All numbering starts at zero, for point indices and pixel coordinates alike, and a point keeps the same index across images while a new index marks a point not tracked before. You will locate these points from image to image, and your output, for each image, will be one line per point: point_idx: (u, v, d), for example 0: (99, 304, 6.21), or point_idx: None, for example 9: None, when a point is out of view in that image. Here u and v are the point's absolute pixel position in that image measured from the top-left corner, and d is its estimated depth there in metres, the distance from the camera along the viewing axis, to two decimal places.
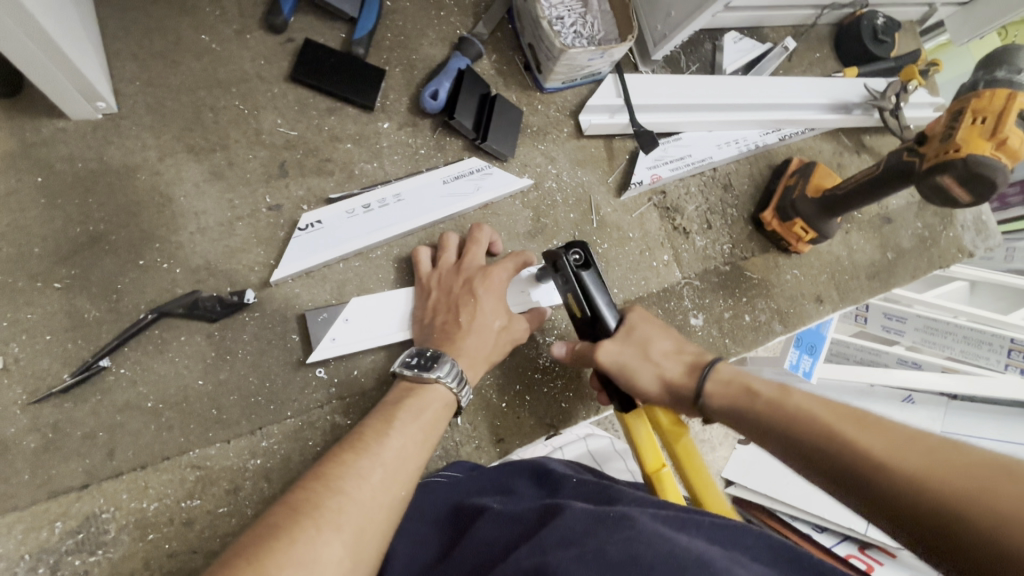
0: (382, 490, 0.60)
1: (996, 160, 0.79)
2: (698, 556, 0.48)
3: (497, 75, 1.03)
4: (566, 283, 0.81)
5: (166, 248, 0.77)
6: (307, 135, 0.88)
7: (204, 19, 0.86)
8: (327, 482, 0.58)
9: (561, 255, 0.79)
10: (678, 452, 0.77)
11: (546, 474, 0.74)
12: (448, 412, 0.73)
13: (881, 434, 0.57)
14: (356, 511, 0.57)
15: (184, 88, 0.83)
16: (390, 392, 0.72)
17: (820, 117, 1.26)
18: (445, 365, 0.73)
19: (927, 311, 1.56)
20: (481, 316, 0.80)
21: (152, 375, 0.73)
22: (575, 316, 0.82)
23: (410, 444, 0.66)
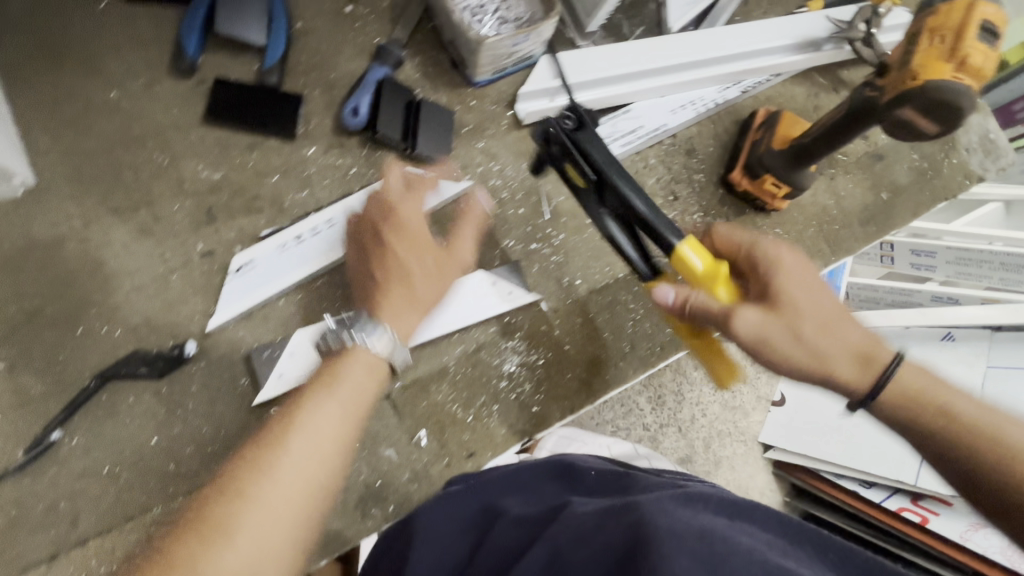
0: (294, 484, 0.61)
1: (959, 82, 0.69)
2: (700, 527, 0.50)
3: (423, 78, 0.99)
4: (565, 154, 0.80)
5: (103, 312, 0.78)
6: (232, 175, 0.87)
7: (112, 76, 0.85)
8: (227, 491, 0.59)
9: (550, 121, 0.80)
10: (720, 296, 0.71)
11: (571, 469, 0.76)
12: (376, 382, 0.72)
13: (974, 406, 0.67)
14: (271, 500, 0.59)
15: (102, 149, 0.83)
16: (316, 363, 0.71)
17: (785, 60, 1.17)
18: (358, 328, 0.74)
19: (958, 241, 1.40)
20: (395, 262, 0.78)
21: (105, 440, 0.74)
22: (578, 186, 0.81)
23: (332, 416, 0.65)
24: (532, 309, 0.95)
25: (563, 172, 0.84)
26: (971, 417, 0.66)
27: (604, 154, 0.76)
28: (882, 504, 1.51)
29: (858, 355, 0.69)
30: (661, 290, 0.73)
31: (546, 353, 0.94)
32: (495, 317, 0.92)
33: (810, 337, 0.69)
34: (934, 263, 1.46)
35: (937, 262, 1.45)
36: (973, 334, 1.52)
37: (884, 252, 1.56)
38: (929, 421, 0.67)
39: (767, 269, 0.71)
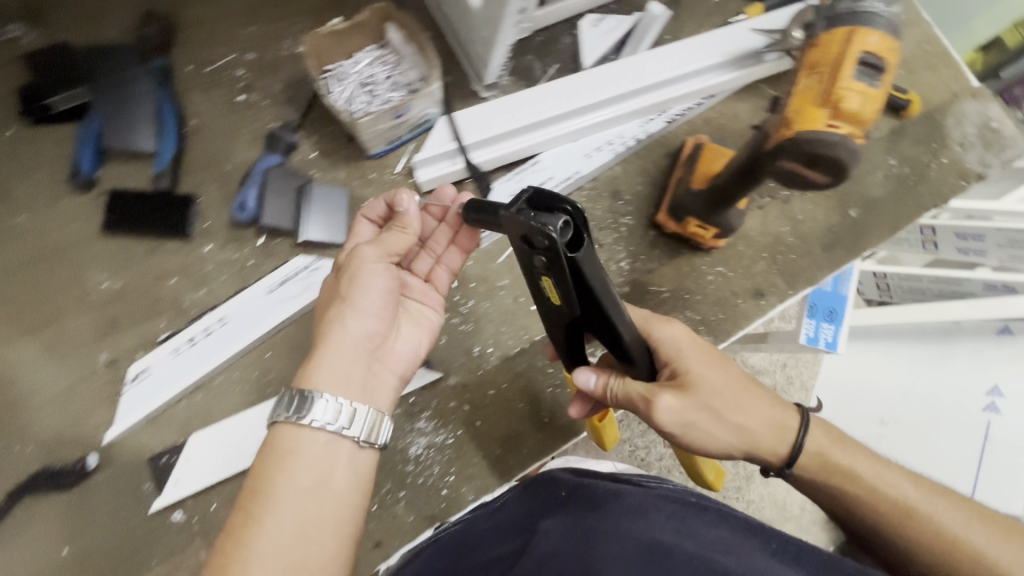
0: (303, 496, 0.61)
1: (831, 132, 0.59)
2: (652, 542, 0.58)
3: (321, 156, 0.98)
4: (549, 265, 0.60)
5: (15, 430, 0.82)
6: (132, 283, 0.89)
7: (17, 199, 0.90)
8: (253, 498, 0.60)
9: (549, 225, 0.55)
10: None
11: (548, 495, 0.72)
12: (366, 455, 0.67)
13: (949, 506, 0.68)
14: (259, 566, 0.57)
15: (11, 271, 0.87)
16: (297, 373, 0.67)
17: (716, 82, 1.07)
18: (317, 399, 0.64)
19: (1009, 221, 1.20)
20: (341, 333, 0.67)
21: (20, 555, 0.79)
22: (555, 301, 0.65)
23: (315, 484, 0.62)
24: (439, 386, 0.92)
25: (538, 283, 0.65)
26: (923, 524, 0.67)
27: (601, 279, 0.59)
28: None
29: (761, 452, 0.71)
30: (581, 376, 0.73)
31: (455, 431, 0.91)
32: (400, 397, 0.91)
33: (711, 414, 0.69)
34: (985, 248, 1.27)
35: (988, 247, 1.25)
36: None
37: (927, 236, 1.36)
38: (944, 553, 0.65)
39: (680, 364, 0.70)
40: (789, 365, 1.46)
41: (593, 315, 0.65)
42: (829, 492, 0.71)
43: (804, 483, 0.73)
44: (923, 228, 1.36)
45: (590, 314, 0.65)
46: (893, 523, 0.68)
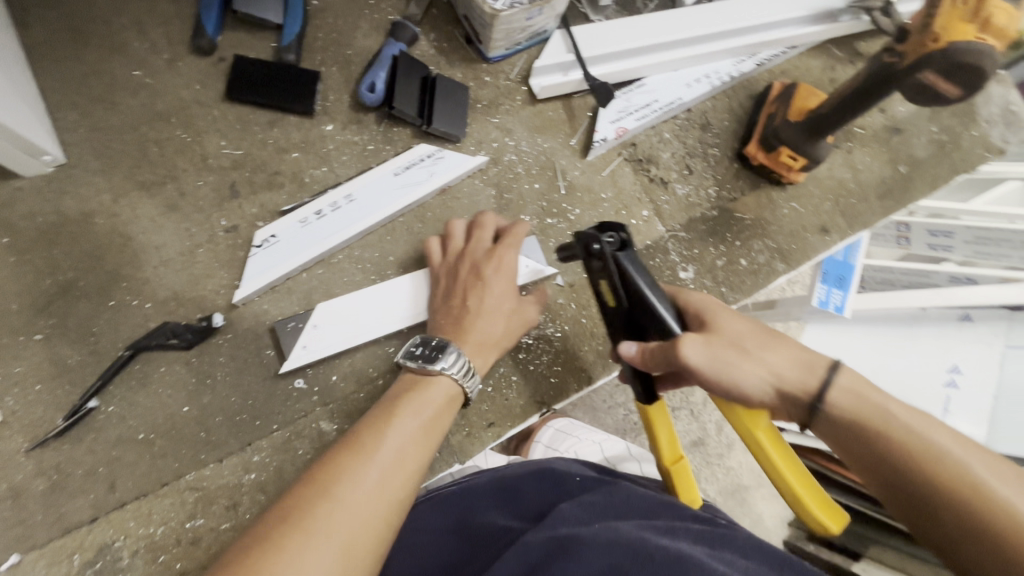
0: (383, 483, 0.61)
1: (982, 42, 0.69)
2: (674, 553, 0.56)
3: (437, 54, 1.00)
4: (603, 269, 0.76)
5: (133, 285, 0.80)
6: (253, 152, 0.88)
7: (135, 55, 0.87)
8: (321, 479, 0.59)
9: (596, 237, 0.75)
10: (761, 442, 0.65)
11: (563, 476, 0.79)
12: (455, 406, 0.73)
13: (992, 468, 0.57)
14: (348, 512, 0.57)
15: (128, 127, 0.85)
16: (392, 386, 0.72)
17: (800, 33, 1.15)
18: (451, 357, 0.74)
19: (976, 220, 1.33)
20: (450, 305, 0.81)
21: (139, 409, 0.77)
22: (610, 304, 0.77)
23: (406, 440, 0.66)
24: (549, 281, 0.96)
25: (597, 289, 0.80)
26: (945, 457, 0.59)
27: (645, 277, 0.72)
28: None
29: (795, 395, 0.64)
30: (624, 343, 0.73)
31: (564, 325, 0.95)
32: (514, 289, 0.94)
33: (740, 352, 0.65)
34: (952, 243, 1.41)
35: (955, 243, 1.40)
36: (990, 315, 1.40)
37: (901, 231, 1.53)
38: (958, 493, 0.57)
39: (706, 312, 0.71)
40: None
41: (636, 301, 0.73)
42: (856, 437, 0.63)
43: (834, 435, 0.65)
44: (898, 224, 1.53)
45: (632, 309, 0.74)
46: (934, 481, 0.58)
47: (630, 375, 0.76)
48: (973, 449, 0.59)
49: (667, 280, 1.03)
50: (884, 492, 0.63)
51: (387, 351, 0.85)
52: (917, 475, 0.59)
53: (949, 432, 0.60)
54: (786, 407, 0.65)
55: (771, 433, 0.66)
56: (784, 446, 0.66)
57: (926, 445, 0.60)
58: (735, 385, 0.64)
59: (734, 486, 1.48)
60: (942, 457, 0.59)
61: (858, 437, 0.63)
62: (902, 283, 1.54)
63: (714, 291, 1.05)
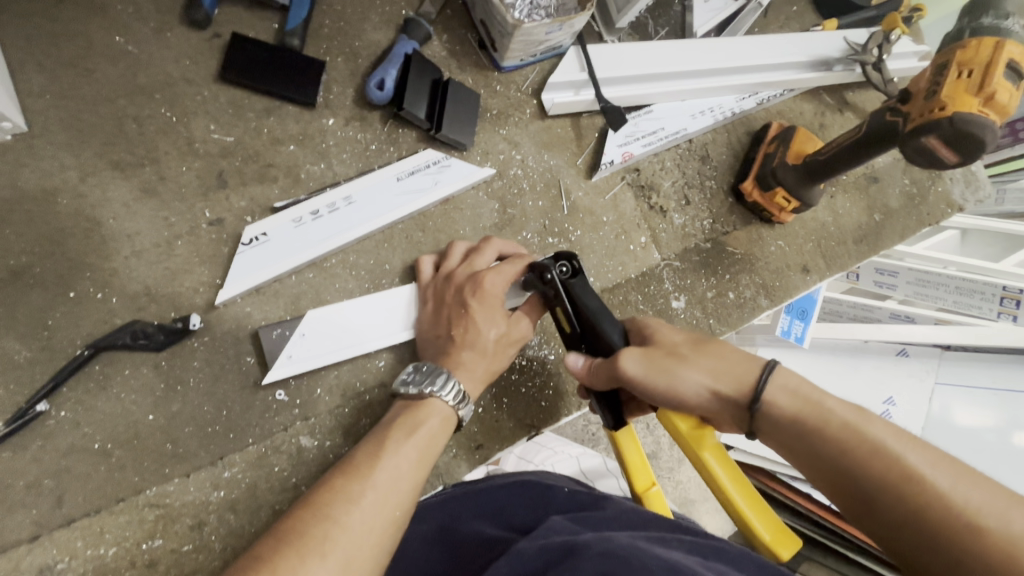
0: (376, 512, 0.57)
1: (985, 116, 0.73)
2: (670, 562, 0.48)
3: (449, 57, 0.96)
4: (557, 297, 0.76)
5: (99, 276, 0.72)
6: (245, 140, 0.81)
7: (118, 19, 0.78)
8: (315, 506, 0.55)
9: (548, 267, 0.75)
10: (707, 461, 0.66)
11: (548, 491, 0.74)
12: (448, 428, 0.69)
13: (934, 462, 0.55)
14: (344, 539, 0.53)
15: (102, 99, 0.76)
16: (387, 413, 0.69)
17: (800, 77, 1.18)
18: (444, 383, 0.70)
19: (918, 263, 1.41)
20: (442, 333, 0.77)
21: (96, 415, 0.69)
22: (565, 331, 0.77)
23: (405, 466, 0.62)
24: None
25: (554, 316, 0.79)
26: (885, 447, 0.56)
27: (595, 301, 0.74)
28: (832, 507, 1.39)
29: (731, 398, 0.63)
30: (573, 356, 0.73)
31: (559, 348, 0.93)
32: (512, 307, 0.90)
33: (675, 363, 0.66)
34: (895, 282, 1.47)
35: (898, 282, 1.46)
36: (924, 351, 1.48)
37: None
38: (904, 488, 0.54)
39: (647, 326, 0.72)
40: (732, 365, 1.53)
41: (590, 328, 0.73)
42: (795, 436, 0.61)
43: (778, 436, 0.62)
44: None
45: (591, 332, 0.73)
46: (876, 479, 0.55)
47: (597, 402, 0.75)
48: (916, 444, 0.56)
49: (659, 308, 1.04)
50: (831, 492, 0.60)
51: (377, 365, 0.80)
52: (860, 472, 0.56)
53: (889, 426, 0.58)
54: (729, 413, 0.64)
55: (719, 451, 0.67)
56: (732, 465, 0.67)
57: (862, 436, 0.57)
58: (671, 392, 0.64)
59: (681, 500, 1.51)
60: (883, 450, 0.56)
61: (800, 433, 0.60)
62: (849, 315, 1.59)
63: (702, 322, 1.06)
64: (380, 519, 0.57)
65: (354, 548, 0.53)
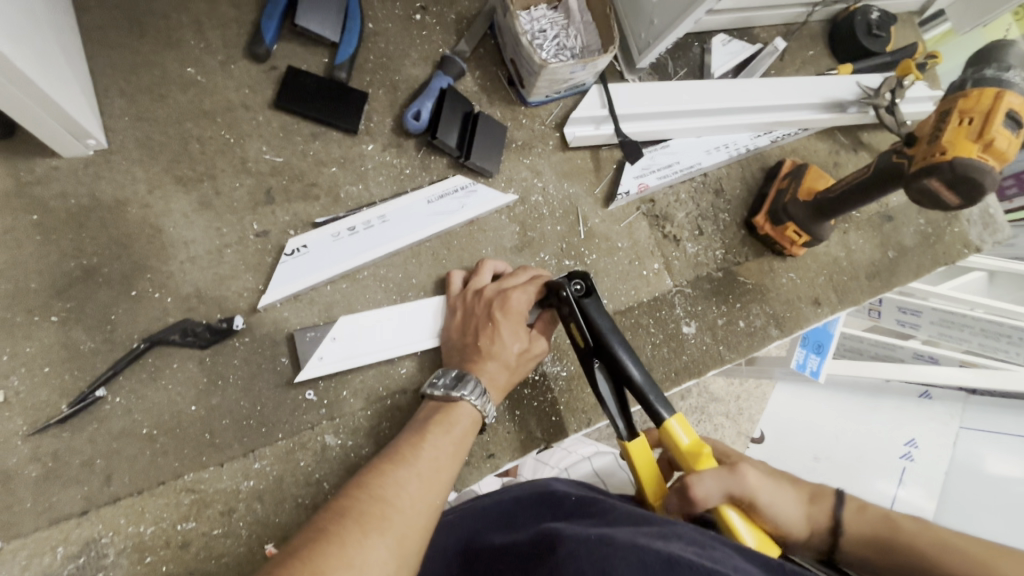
0: (419, 497, 0.61)
1: (984, 162, 0.77)
2: (667, 556, 0.51)
3: (480, 91, 1.04)
4: (571, 314, 0.82)
5: (157, 278, 0.80)
6: (293, 161, 0.90)
7: (190, 52, 0.89)
8: (367, 488, 0.60)
9: (564, 285, 0.82)
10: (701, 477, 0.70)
11: (556, 498, 0.76)
12: (476, 428, 0.75)
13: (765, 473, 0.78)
14: (398, 519, 0.58)
15: (172, 121, 0.86)
16: (419, 412, 0.74)
17: (813, 117, 1.23)
18: (469, 384, 0.75)
19: (943, 303, 1.41)
20: (467, 344, 0.82)
21: (146, 403, 0.76)
22: (578, 345, 0.82)
23: (443, 456, 0.68)
24: None
25: (568, 331, 0.84)
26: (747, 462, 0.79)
27: (603, 320, 0.80)
28: None
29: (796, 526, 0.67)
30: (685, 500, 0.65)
31: (571, 365, 0.98)
32: None
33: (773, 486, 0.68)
34: (918, 322, 1.49)
35: (921, 322, 1.48)
36: (948, 394, 1.43)
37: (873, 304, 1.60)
38: None
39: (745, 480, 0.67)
40: (743, 397, 1.53)
41: (601, 347, 0.79)
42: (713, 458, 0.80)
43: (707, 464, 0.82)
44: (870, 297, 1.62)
45: (602, 351, 0.79)
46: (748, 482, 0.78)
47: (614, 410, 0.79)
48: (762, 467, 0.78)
49: (670, 333, 1.07)
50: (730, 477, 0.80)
51: (400, 372, 0.86)
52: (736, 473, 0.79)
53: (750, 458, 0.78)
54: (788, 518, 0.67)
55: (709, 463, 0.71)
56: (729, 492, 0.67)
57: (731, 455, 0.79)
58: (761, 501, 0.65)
59: None
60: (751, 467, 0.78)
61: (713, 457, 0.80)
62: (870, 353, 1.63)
63: (712, 348, 1.09)
64: (424, 506, 0.61)
65: (406, 527, 0.58)
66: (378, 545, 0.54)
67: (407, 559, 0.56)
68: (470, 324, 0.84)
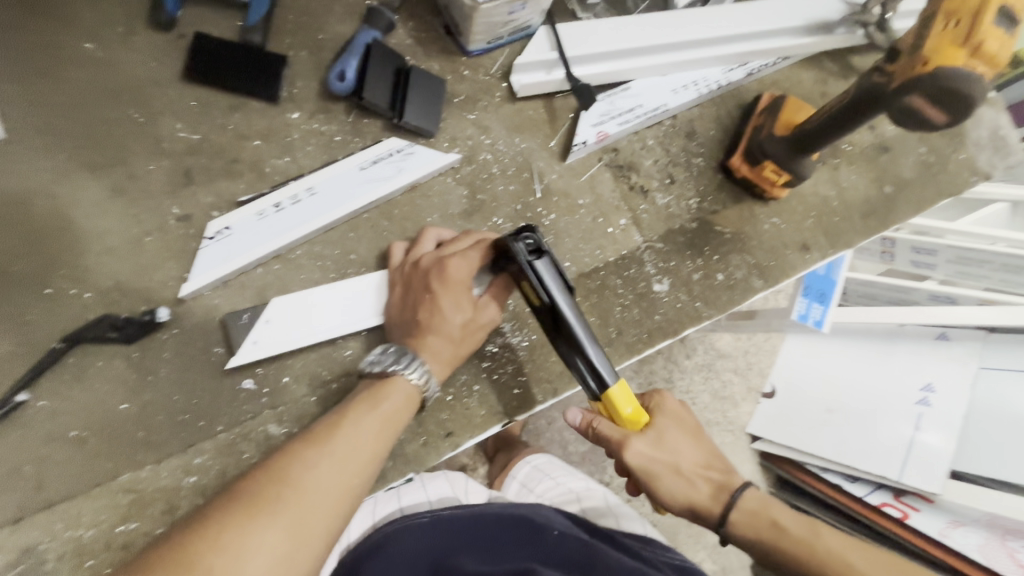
0: (328, 477, 0.60)
1: (971, 69, 0.67)
2: None
3: (415, 44, 0.95)
4: (521, 272, 0.75)
5: (73, 273, 0.76)
6: (211, 137, 0.83)
7: (88, 27, 0.82)
8: (271, 470, 0.60)
9: (512, 240, 0.73)
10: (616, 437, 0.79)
11: (540, 529, 0.78)
12: (412, 405, 0.71)
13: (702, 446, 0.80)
14: (297, 500, 0.58)
15: (75, 104, 0.80)
16: (358, 387, 0.71)
17: (793, 43, 1.11)
18: (409, 361, 0.72)
19: (961, 240, 1.29)
20: (410, 317, 0.77)
21: (73, 404, 0.72)
22: (533, 305, 0.76)
23: (364, 433, 0.65)
24: None
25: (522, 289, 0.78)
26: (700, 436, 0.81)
27: (554, 283, 0.73)
28: (862, 498, 1.30)
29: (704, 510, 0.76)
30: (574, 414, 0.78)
31: (531, 335, 0.92)
32: None
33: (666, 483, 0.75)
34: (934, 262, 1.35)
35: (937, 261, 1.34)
36: (967, 334, 1.33)
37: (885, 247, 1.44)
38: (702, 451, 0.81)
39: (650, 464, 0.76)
40: (751, 351, 1.49)
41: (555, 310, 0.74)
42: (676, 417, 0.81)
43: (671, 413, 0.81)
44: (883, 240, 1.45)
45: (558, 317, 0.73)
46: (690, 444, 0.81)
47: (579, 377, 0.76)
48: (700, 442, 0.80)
49: (641, 292, 1.00)
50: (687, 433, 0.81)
51: (343, 354, 0.81)
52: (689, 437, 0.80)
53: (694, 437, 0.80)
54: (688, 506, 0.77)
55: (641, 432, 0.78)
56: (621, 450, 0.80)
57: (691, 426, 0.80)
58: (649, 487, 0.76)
59: None
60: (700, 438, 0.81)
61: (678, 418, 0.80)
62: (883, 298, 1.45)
63: (688, 305, 1.02)
64: (332, 486, 0.60)
65: (309, 510, 0.58)
66: (272, 528, 0.55)
67: (307, 539, 0.57)
68: (411, 296, 0.78)
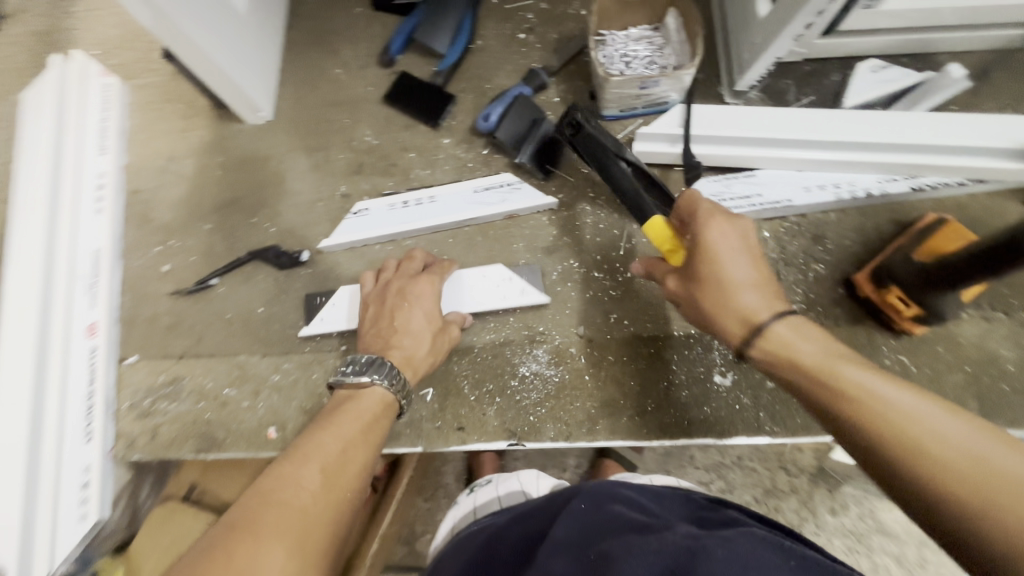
0: (315, 493, 0.69)
1: None
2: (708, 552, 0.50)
3: (559, 102, 1.11)
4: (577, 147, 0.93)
5: (271, 213, 1.10)
6: (384, 144, 1.11)
7: (343, 58, 1.18)
8: (259, 495, 0.68)
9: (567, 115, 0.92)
10: None
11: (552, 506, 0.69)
12: (388, 411, 0.83)
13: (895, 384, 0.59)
14: (289, 518, 0.66)
15: (316, 106, 1.16)
16: (331, 401, 0.82)
17: (992, 166, 0.93)
18: (380, 369, 0.82)
19: None
20: (386, 325, 0.89)
21: (236, 296, 1.05)
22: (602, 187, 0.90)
23: (350, 442, 0.76)
24: (568, 327, 0.99)
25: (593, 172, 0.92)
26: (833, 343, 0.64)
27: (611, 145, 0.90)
28: None
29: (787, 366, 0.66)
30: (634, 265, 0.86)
31: (564, 373, 0.96)
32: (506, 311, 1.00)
33: (714, 293, 0.71)
34: None
35: None
36: None
37: None
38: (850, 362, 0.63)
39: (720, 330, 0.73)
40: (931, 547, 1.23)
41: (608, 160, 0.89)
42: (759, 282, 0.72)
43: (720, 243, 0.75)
44: None
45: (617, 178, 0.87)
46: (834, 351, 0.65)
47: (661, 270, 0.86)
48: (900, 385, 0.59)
49: (698, 377, 0.95)
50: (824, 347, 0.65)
51: None
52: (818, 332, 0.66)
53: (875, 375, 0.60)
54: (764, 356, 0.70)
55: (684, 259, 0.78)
56: None
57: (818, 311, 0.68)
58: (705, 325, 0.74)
59: None
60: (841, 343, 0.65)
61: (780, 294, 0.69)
62: None
63: (749, 411, 0.92)
64: (322, 496, 0.70)
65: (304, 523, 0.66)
66: (271, 544, 0.63)
67: (309, 553, 0.65)
68: (387, 313, 0.90)
